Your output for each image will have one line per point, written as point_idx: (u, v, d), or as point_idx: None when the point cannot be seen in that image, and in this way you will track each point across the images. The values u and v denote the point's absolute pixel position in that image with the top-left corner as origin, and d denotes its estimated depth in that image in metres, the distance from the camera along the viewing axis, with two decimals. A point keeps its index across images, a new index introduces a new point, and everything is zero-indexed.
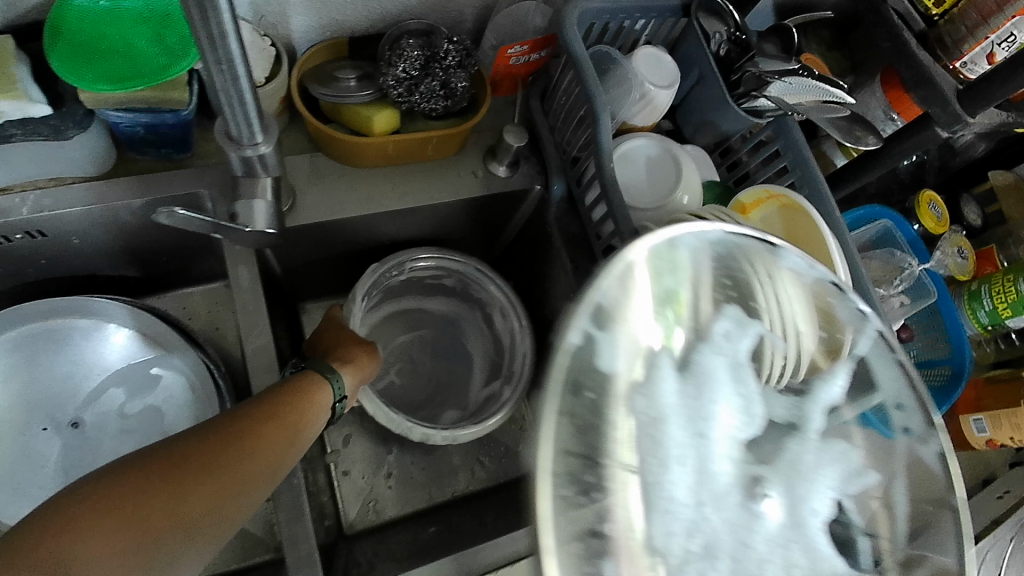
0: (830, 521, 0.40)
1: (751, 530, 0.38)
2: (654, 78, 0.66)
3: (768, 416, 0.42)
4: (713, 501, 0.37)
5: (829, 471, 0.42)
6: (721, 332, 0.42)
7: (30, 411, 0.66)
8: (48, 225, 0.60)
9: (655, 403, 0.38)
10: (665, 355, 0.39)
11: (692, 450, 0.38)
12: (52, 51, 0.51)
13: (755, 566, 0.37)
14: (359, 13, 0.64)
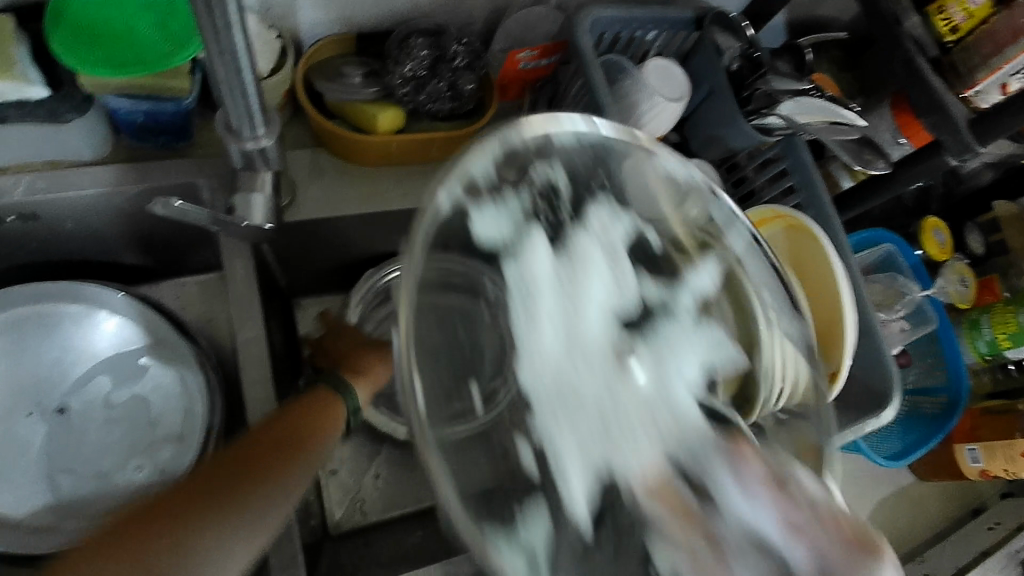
0: (699, 388, 0.47)
1: (623, 382, 0.44)
2: (664, 90, 0.66)
3: (640, 295, 0.48)
4: (583, 357, 0.44)
5: (693, 349, 0.48)
6: (595, 226, 0.48)
7: (15, 395, 0.65)
8: (41, 208, 0.59)
9: (529, 270, 0.45)
10: (541, 234, 0.46)
11: (564, 311, 0.44)
12: (53, 33, 0.50)
13: (625, 406, 0.43)
14: (368, 9, 0.64)
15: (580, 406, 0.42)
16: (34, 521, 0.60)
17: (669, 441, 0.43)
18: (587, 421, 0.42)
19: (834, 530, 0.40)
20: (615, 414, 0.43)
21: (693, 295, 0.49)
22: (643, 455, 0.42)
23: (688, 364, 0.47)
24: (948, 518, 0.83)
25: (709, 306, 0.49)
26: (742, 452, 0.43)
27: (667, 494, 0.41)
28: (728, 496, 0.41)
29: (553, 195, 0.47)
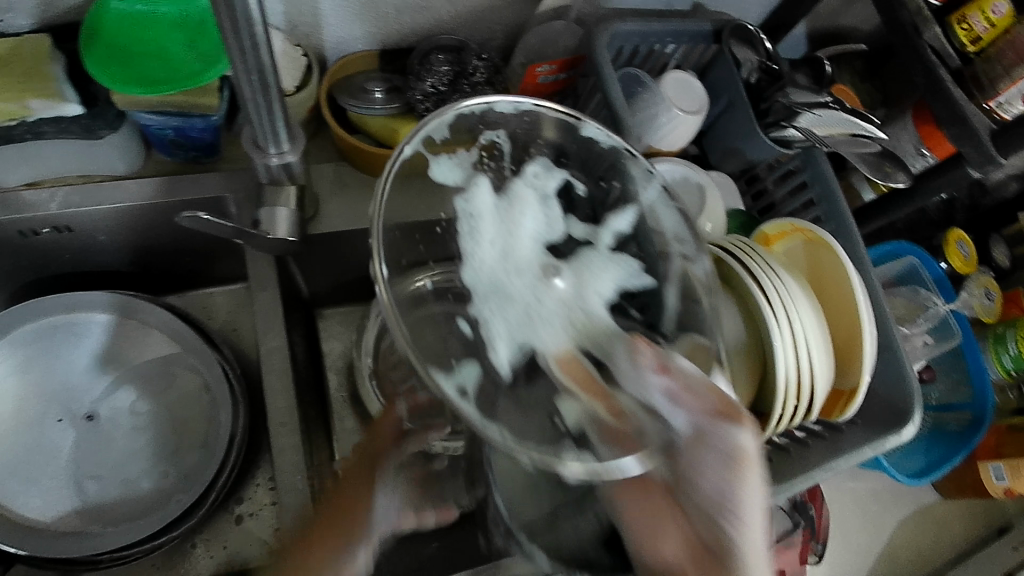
0: (613, 303, 0.46)
1: (546, 293, 0.44)
2: (683, 103, 0.66)
3: (567, 232, 0.48)
4: (515, 269, 0.44)
5: (612, 272, 0.47)
6: (532, 175, 0.48)
7: (47, 402, 0.67)
8: (74, 221, 0.61)
9: (471, 203, 0.46)
10: (483, 181, 0.47)
11: (494, 237, 0.45)
12: (88, 54, 0.52)
13: (540, 318, 0.42)
14: (391, 26, 0.65)
15: (502, 304, 0.42)
16: (62, 525, 0.62)
17: (587, 336, 0.42)
18: (512, 310, 0.42)
19: (704, 398, 0.40)
20: (537, 312, 0.42)
21: (615, 233, 0.48)
22: (555, 342, 0.41)
23: (605, 286, 0.46)
24: (973, 538, 0.82)
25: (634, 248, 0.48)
26: (639, 344, 0.41)
27: (578, 372, 0.40)
28: (630, 374, 0.40)
29: (493, 150, 0.47)
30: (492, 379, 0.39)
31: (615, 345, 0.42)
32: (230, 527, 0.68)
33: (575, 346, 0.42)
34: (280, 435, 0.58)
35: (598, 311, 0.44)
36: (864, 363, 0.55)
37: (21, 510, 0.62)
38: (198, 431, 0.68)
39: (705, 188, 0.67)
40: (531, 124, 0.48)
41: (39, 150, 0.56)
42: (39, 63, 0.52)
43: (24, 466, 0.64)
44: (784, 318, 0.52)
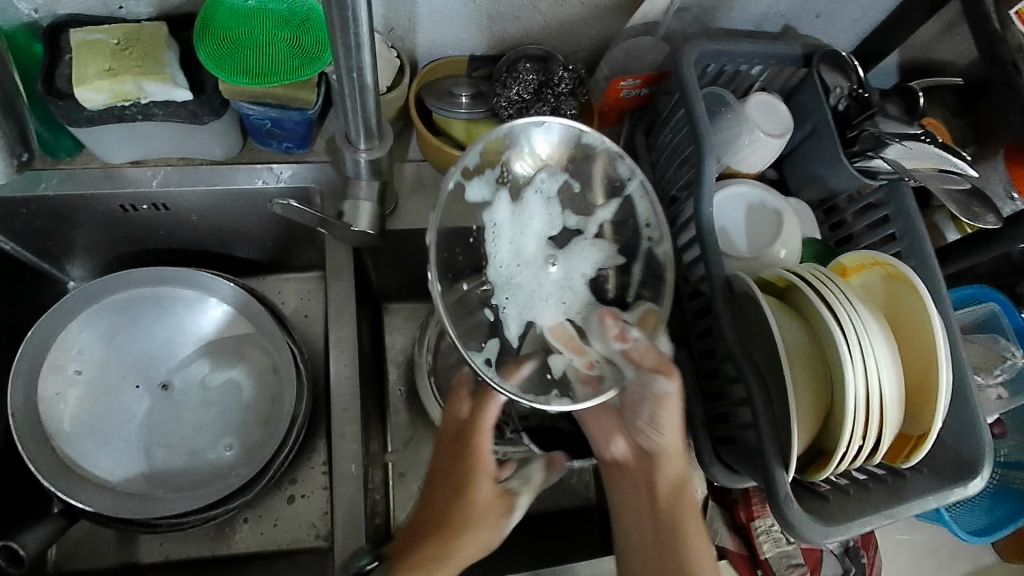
0: (592, 279, 0.55)
1: (544, 279, 0.54)
2: (767, 126, 0.65)
3: (563, 225, 0.55)
4: (523, 265, 0.54)
5: (591, 257, 0.55)
6: (540, 181, 0.53)
7: (127, 368, 0.70)
8: (171, 200, 0.65)
9: (494, 216, 0.52)
10: (503, 193, 0.52)
11: (509, 238, 0.53)
12: (201, 42, 0.55)
13: (538, 300, 0.53)
14: (482, 34, 0.67)
15: (514, 293, 0.53)
16: (128, 487, 0.66)
17: (565, 304, 0.53)
18: (514, 289, 0.53)
19: (642, 359, 0.51)
20: (537, 295, 0.53)
21: (601, 223, 0.56)
22: (547, 314, 0.53)
23: (587, 266, 0.55)
24: None
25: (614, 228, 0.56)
26: (604, 317, 0.52)
27: (560, 333, 0.52)
28: (597, 333, 0.52)
29: (513, 166, 0.52)
30: (502, 346, 0.51)
31: (592, 316, 0.52)
32: (285, 505, 0.72)
33: (561, 315, 0.53)
34: (341, 421, 0.60)
35: (579, 290, 0.54)
36: (938, 412, 0.53)
37: (94, 469, 0.65)
38: (263, 411, 0.71)
39: (783, 214, 0.65)
40: (544, 137, 0.51)
41: (147, 130, 0.60)
42: (155, 50, 0.54)
43: (99, 427, 0.67)
44: (859, 358, 0.51)
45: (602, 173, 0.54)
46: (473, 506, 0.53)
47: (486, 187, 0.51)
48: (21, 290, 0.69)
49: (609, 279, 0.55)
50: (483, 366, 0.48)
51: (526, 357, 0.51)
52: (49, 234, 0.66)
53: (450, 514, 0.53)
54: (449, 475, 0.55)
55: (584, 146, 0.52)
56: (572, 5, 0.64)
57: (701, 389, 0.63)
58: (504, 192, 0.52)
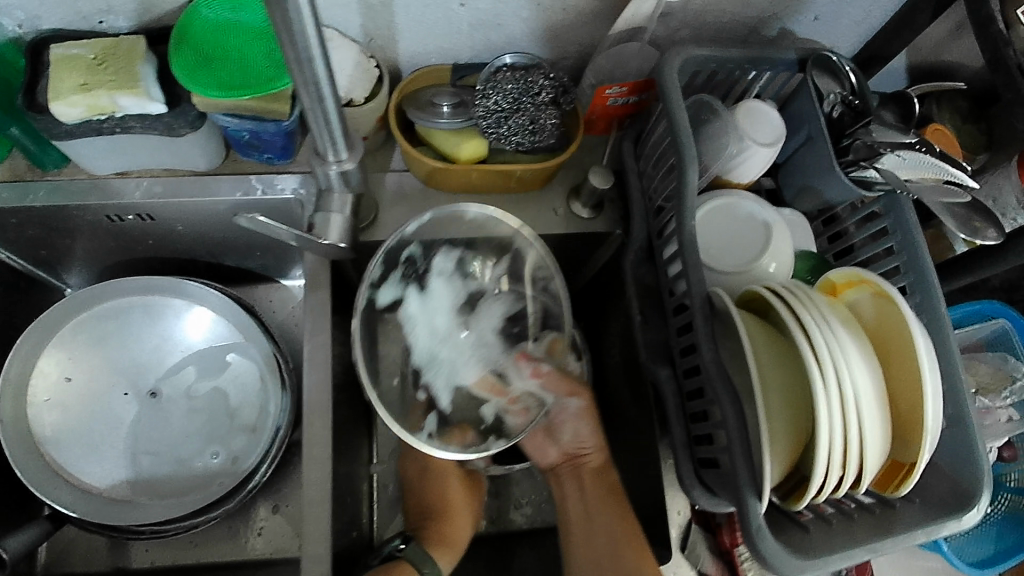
0: (498, 329, 0.64)
1: (461, 345, 0.63)
2: (759, 134, 0.63)
3: (466, 292, 0.65)
4: (443, 341, 0.63)
5: (495, 308, 0.65)
6: (438, 267, 0.65)
7: (117, 376, 0.70)
8: (156, 211, 0.66)
9: (411, 313, 0.64)
10: (411, 292, 0.64)
11: (429, 326, 0.63)
12: (175, 55, 0.55)
13: (462, 365, 0.63)
14: (464, 42, 0.66)
15: (438, 367, 0.63)
16: (114, 494, 0.67)
17: (483, 357, 0.63)
18: (439, 364, 0.63)
19: (552, 386, 0.63)
20: (457, 359, 0.63)
21: (497, 279, 0.66)
22: (467, 371, 0.63)
23: (495, 320, 0.65)
24: None
25: (517, 283, 0.66)
26: (516, 362, 0.63)
27: (485, 384, 0.62)
28: (514, 373, 0.63)
29: (412, 263, 0.64)
30: (440, 416, 0.62)
31: (505, 365, 0.63)
32: (269, 515, 0.73)
33: (483, 371, 0.63)
34: (315, 434, 0.60)
35: (494, 342, 0.64)
36: (924, 442, 0.50)
37: (80, 476, 0.66)
38: (248, 421, 0.71)
39: (773, 225, 0.63)
40: (434, 227, 0.63)
41: (128, 143, 0.61)
42: (131, 64, 0.54)
43: (86, 433, 0.68)
44: (836, 386, 0.48)
45: (490, 240, 0.65)
46: (457, 492, 0.69)
47: (396, 287, 0.63)
48: (16, 298, 0.70)
49: (515, 326, 0.65)
50: (430, 440, 0.60)
51: (463, 416, 0.62)
52: (42, 243, 0.68)
53: (446, 503, 0.68)
54: (428, 475, 0.69)
55: (470, 215, 0.63)
56: (554, 13, 0.63)
57: (683, 407, 0.60)
58: (411, 287, 0.64)
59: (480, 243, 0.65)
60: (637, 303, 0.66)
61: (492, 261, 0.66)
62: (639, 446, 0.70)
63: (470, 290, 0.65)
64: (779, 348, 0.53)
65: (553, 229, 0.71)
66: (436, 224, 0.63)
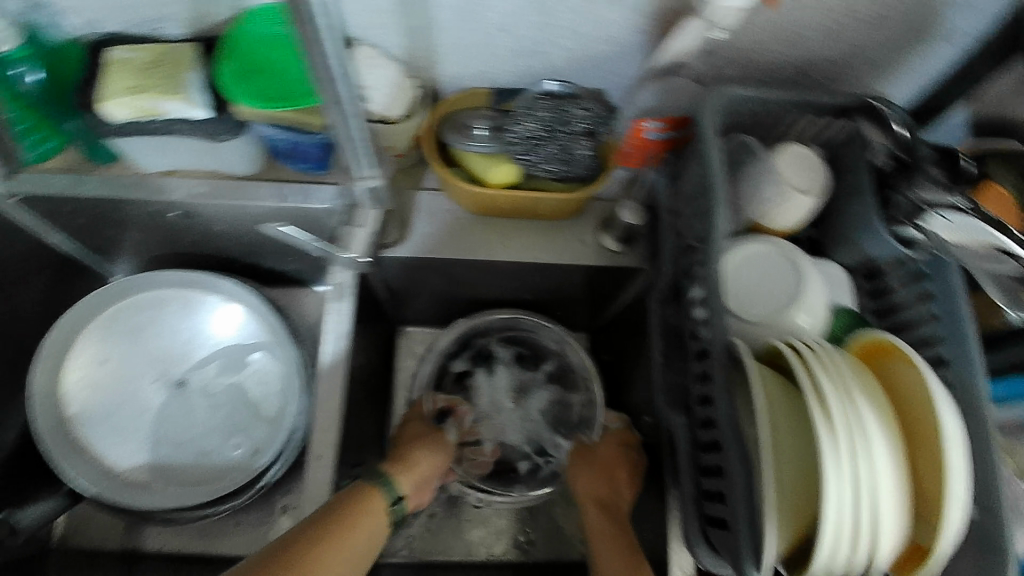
0: (545, 406, 0.79)
1: (505, 410, 0.79)
2: (797, 181, 0.61)
3: (528, 374, 0.80)
4: (495, 411, 0.79)
5: (544, 391, 0.79)
6: (502, 358, 0.79)
7: (149, 364, 0.73)
8: (196, 210, 0.67)
9: (478, 385, 0.79)
10: (479, 373, 0.79)
11: (486, 400, 0.79)
12: (221, 69, 0.57)
13: (506, 431, 0.78)
14: (505, 67, 0.66)
15: (491, 425, 0.78)
16: (133, 477, 0.69)
17: (526, 428, 0.79)
18: (492, 424, 0.78)
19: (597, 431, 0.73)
20: (508, 423, 0.79)
21: (549, 369, 0.79)
22: (512, 434, 0.78)
23: (541, 402, 0.79)
24: None
25: (566, 366, 0.78)
26: (551, 425, 0.78)
27: (523, 442, 0.78)
28: (552, 443, 0.77)
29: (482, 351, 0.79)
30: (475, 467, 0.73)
31: (545, 438, 0.78)
32: (275, 517, 0.74)
33: (527, 440, 0.78)
34: (323, 442, 0.62)
35: (539, 418, 0.79)
36: (944, 529, 0.47)
37: (104, 457, 0.69)
38: (266, 420, 0.73)
39: (805, 275, 0.61)
40: (478, 327, 0.76)
41: (172, 147, 0.62)
42: (178, 71, 0.57)
43: (114, 414, 0.71)
44: (848, 459, 0.46)
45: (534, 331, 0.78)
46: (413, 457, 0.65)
47: (469, 364, 0.79)
48: (64, 280, 0.74)
49: (557, 408, 0.79)
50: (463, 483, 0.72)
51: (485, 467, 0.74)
52: (90, 233, 0.71)
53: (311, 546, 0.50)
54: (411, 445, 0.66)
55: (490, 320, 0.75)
56: (596, 44, 0.62)
57: (695, 459, 0.59)
58: (480, 366, 0.79)
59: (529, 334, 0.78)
60: (659, 344, 0.66)
61: (546, 352, 0.79)
62: (649, 489, 0.69)
63: (524, 376, 0.80)
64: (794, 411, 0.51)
65: (581, 258, 0.71)
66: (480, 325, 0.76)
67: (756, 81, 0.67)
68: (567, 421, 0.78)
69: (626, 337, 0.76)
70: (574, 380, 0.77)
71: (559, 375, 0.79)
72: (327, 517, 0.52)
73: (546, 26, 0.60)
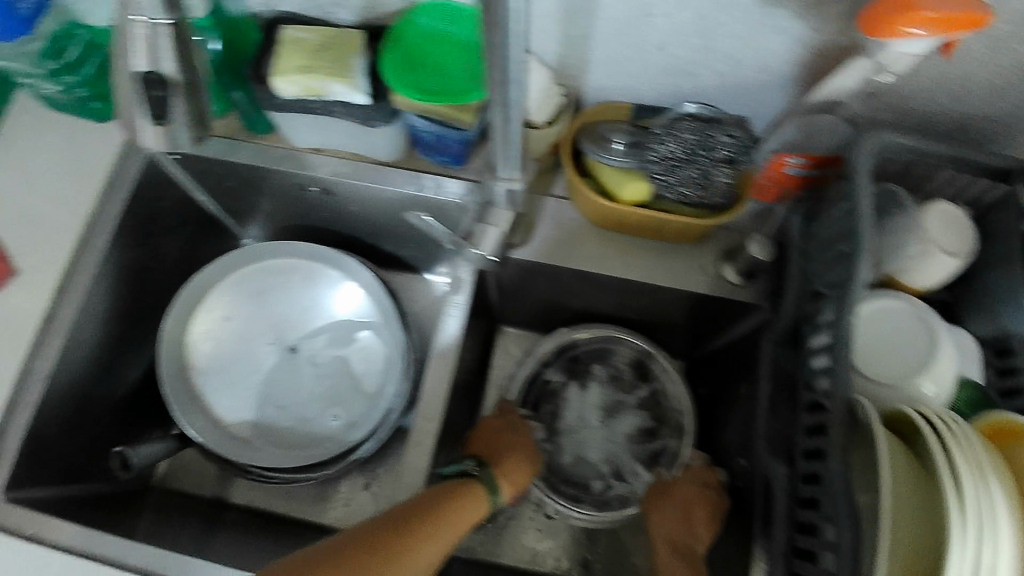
0: (631, 432, 0.78)
1: (590, 427, 0.78)
2: (947, 242, 0.59)
3: (619, 397, 0.79)
4: (578, 426, 0.79)
5: (632, 417, 0.78)
6: (597, 375, 0.79)
7: (266, 328, 0.77)
8: (336, 188, 0.70)
9: (569, 397, 0.79)
10: (573, 386, 0.79)
11: (573, 414, 0.79)
12: (387, 55, 0.60)
13: (588, 448, 0.77)
14: (653, 85, 0.66)
15: (573, 440, 0.78)
16: (238, 431, 0.73)
17: (609, 449, 0.77)
18: (576, 437, 0.78)
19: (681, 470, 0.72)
20: (590, 441, 0.78)
21: (643, 396, 0.78)
22: (594, 451, 0.78)
23: (628, 427, 0.78)
24: None
25: (661, 394, 0.77)
26: (633, 448, 0.77)
27: (606, 463, 0.76)
28: (633, 469, 0.76)
29: (576, 363, 0.79)
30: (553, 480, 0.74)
31: (626, 463, 0.76)
32: (359, 490, 0.77)
33: (605, 460, 0.77)
34: (425, 428, 0.64)
35: (621, 442, 0.77)
36: None
37: (216, 409, 0.73)
38: (366, 396, 0.75)
39: (938, 342, 0.59)
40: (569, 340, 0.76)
41: (327, 124, 0.65)
42: (349, 56, 0.59)
43: (228, 368, 0.75)
44: (975, 536, 0.45)
45: (629, 354, 0.77)
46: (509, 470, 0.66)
47: (563, 373, 0.79)
48: (202, 237, 0.78)
49: (644, 436, 0.77)
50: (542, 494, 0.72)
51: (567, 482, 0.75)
52: (233, 196, 0.75)
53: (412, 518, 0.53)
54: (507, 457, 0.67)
55: (575, 334, 0.75)
56: (752, 72, 0.62)
57: (791, 513, 0.58)
58: (574, 379, 0.79)
59: (624, 354, 0.77)
60: (766, 387, 0.65)
61: (640, 378, 0.78)
62: (733, 529, 0.68)
63: (616, 398, 0.79)
64: (921, 484, 0.50)
65: (696, 287, 0.70)
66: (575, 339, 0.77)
67: (910, 129, 0.65)
68: (649, 448, 0.77)
69: (728, 373, 0.74)
70: (664, 409, 0.76)
71: (653, 400, 0.77)
72: (430, 500, 0.55)
73: (704, 50, 0.60)
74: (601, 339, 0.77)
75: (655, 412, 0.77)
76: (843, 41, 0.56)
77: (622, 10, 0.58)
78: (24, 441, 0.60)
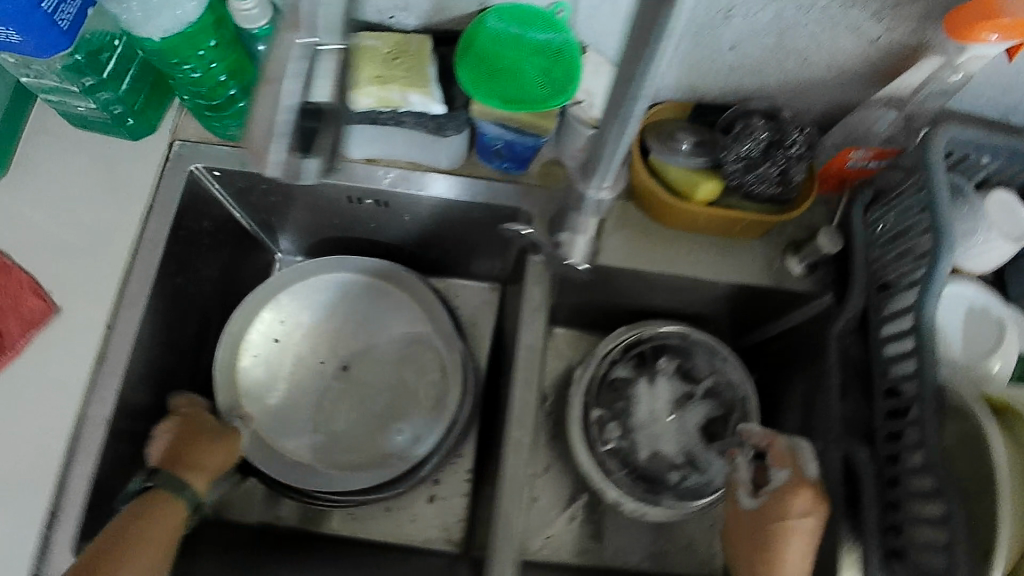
0: (699, 423, 0.76)
1: (658, 422, 0.76)
2: (1008, 228, 0.62)
3: (684, 389, 0.77)
4: (642, 425, 0.75)
5: (698, 409, 0.76)
6: (665, 369, 0.77)
7: (318, 346, 0.74)
8: (395, 200, 0.68)
9: (633, 392, 0.76)
10: (638, 382, 0.76)
11: (644, 408, 0.76)
12: (461, 62, 0.57)
13: (656, 442, 0.75)
14: (715, 83, 0.66)
15: (643, 438, 0.75)
16: (298, 456, 0.69)
17: (683, 442, 0.75)
18: (645, 434, 0.75)
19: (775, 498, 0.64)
20: (658, 436, 0.75)
21: (704, 387, 0.76)
22: (666, 444, 0.75)
23: (698, 418, 0.76)
24: None
25: (729, 383, 0.75)
26: (699, 440, 0.75)
27: (680, 455, 0.74)
28: (707, 461, 0.74)
29: (642, 357, 0.77)
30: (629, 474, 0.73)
31: (699, 453, 0.74)
32: (421, 505, 0.75)
33: (681, 451, 0.75)
34: (512, 442, 0.62)
35: (695, 433, 0.75)
36: None
37: (275, 432, 0.70)
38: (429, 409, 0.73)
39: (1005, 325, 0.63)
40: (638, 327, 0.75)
41: (391, 138, 0.63)
42: (420, 63, 0.57)
43: (283, 391, 0.71)
44: None
45: (703, 341, 0.75)
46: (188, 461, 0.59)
47: (629, 370, 0.76)
48: (240, 255, 0.73)
49: (714, 426, 0.76)
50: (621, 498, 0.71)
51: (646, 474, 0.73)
52: (268, 210, 0.71)
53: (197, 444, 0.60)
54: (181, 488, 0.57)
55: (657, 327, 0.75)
56: (819, 69, 0.63)
57: (881, 495, 0.60)
58: (643, 375, 0.77)
59: (690, 347, 0.76)
60: (838, 374, 0.65)
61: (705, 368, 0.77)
62: None
63: (683, 391, 0.77)
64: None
65: (762, 278, 0.70)
66: (641, 334, 0.75)
67: None
68: (721, 439, 0.75)
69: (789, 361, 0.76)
70: (734, 397, 0.75)
71: (718, 390, 0.76)
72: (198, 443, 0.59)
73: (775, 49, 0.61)
74: (674, 332, 0.75)
75: (722, 401, 0.76)
76: (912, 40, 0.58)
77: (701, 11, 0.57)
78: (88, 491, 0.56)
